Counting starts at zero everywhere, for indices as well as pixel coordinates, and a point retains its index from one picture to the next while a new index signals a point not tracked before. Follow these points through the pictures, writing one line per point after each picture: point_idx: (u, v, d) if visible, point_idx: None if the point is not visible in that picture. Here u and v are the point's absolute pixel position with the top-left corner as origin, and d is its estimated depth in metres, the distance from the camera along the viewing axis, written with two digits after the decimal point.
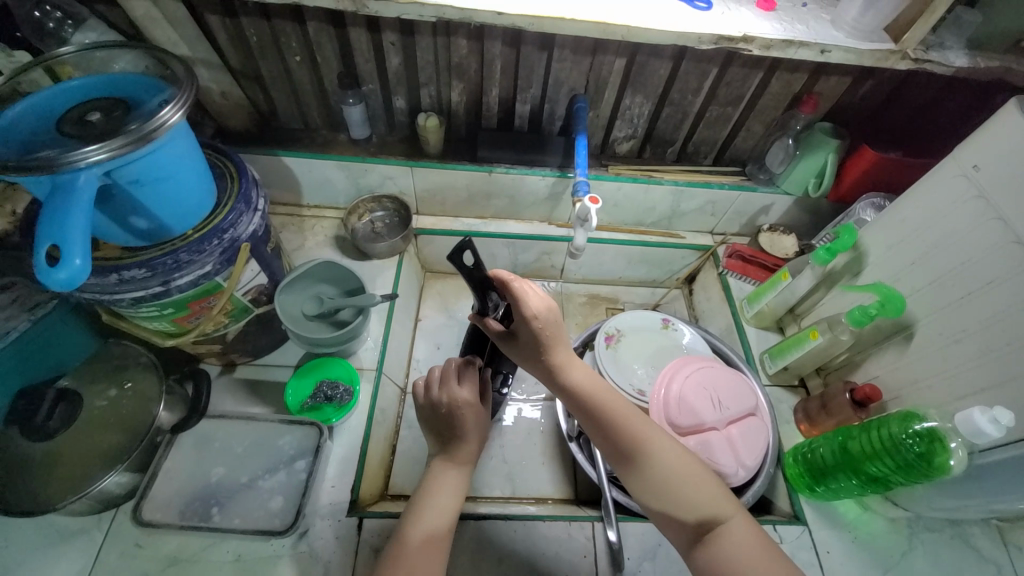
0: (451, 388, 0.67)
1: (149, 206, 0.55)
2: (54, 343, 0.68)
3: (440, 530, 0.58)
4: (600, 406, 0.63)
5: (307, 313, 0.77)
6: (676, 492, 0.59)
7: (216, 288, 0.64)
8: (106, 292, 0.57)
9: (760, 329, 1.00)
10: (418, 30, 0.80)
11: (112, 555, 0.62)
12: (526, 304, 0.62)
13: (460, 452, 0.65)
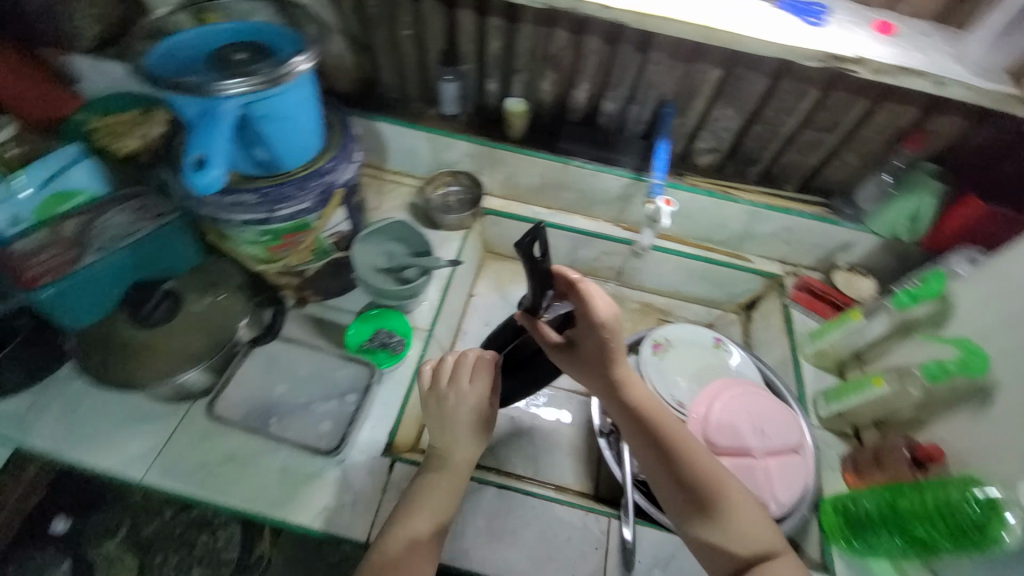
0: (462, 391, 0.65)
1: (269, 141, 0.62)
2: (166, 250, 0.76)
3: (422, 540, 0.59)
4: (664, 432, 0.61)
5: (378, 266, 0.82)
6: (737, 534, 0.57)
7: (308, 225, 0.70)
8: (221, 211, 0.65)
9: (819, 369, 0.95)
10: (522, 18, 0.84)
11: (180, 443, 0.70)
12: (596, 309, 0.60)
13: (452, 460, 0.64)
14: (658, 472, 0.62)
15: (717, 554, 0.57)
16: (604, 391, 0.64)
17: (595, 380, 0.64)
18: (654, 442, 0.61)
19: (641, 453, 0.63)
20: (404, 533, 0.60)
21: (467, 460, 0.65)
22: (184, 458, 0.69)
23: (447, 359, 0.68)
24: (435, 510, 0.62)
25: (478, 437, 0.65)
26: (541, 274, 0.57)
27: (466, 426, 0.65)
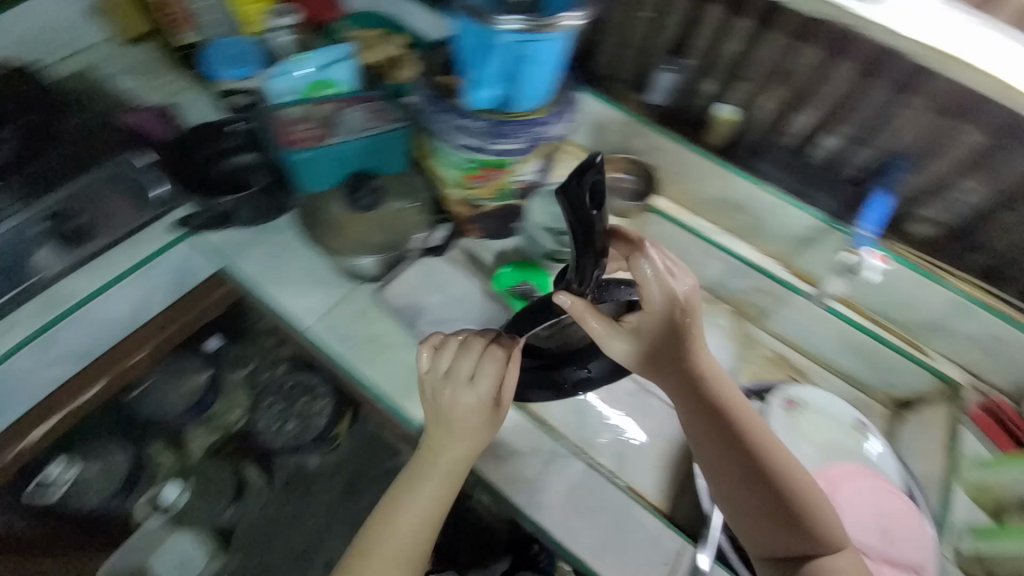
0: (461, 388, 0.70)
1: (509, 78, 0.67)
2: (389, 150, 0.86)
3: (416, 525, 0.70)
4: (749, 426, 0.68)
5: (544, 226, 0.86)
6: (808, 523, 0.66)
7: (507, 164, 0.78)
8: (448, 131, 0.75)
9: (974, 505, 0.84)
10: (775, 25, 0.81)
11: (342, 311, 0.83)
12: (674, 284, 0.64)
13: (444, 462, 0.71)
14: (733, 461, 0.68)
15: (780, 537, 0.66)
16: (681, 379, 0.68)
17: (656, 363, 0.67)
18: (733, 432, 0.68)
19: (714, 443, 0.69)
20: (402, 520, 0.70)
21: (452, 463, 0.71)
22: (342, 324, 0.82)
23: (451, 342, 0.74)
24: (427, 503, 0.71)
25: (468, 442, 0.71)
26: (594, 220, 0.57)
27: (459, 424, 0.71)
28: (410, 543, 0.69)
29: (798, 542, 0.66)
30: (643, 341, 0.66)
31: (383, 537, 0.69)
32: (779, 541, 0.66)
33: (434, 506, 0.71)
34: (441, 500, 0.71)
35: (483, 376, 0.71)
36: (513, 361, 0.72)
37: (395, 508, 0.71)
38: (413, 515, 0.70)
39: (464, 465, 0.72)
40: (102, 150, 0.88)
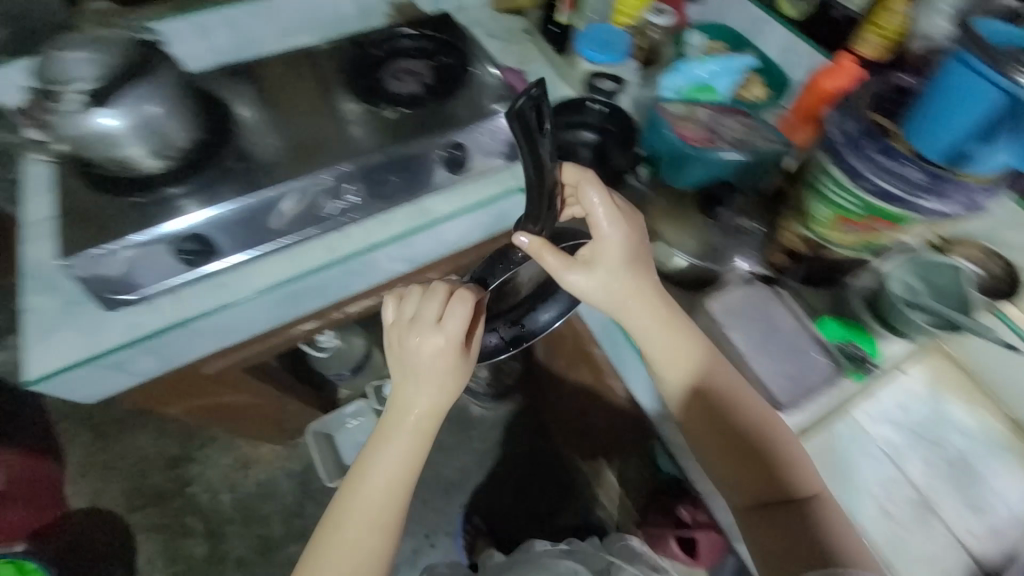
0: (431, 331, 0.74)
1: (981, 141, 0.59)
2: (755, 168, 0.80)
3: (395, 472, 0.79)
4: (734, 409, 0.72)
5: (899, 296, 0.76)
6: (795, 508, 0.70)
7: (903, 223, 0.69)
8: (869, 170, 0.66)
9: None
10: None
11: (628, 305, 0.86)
12: (609, 228, 0.73)
13: (413, 412, 0.79)
14: (720, 424, 0.72)
15: (773, 526, 0.71)
16: (678, 368, 0.73)
17: (606, 296, 0.73)
18: (722, 420, 0.72)
19: (721, 442, 0.73)
20: (379, 471, 0.79)
21: (423, 414, 0.79)
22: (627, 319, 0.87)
23: (411, 289, 0.80)
24: (399, 454, 0.80)
25: (435, 394, 0.78)
26: (542, 150, 0.63)
27: (425, 372, 0.77)
28: (387, 495, 0.79)
29: (796, 529, 0.70)
30: (602, 277, 0.73)
31: (362, 486, 0.79)
32: (773, 533, 0.71)
33: (406, 459, 0.80)
34: (414, 450, 0.80)
35: (450, 328, 0.74)
36: (479, 312, 0.76)
37: (372, 462, 0.80)
38: (386, 467, 0.79)
39: (433, 416, 0.80)
40: (461, 90, 0.93)
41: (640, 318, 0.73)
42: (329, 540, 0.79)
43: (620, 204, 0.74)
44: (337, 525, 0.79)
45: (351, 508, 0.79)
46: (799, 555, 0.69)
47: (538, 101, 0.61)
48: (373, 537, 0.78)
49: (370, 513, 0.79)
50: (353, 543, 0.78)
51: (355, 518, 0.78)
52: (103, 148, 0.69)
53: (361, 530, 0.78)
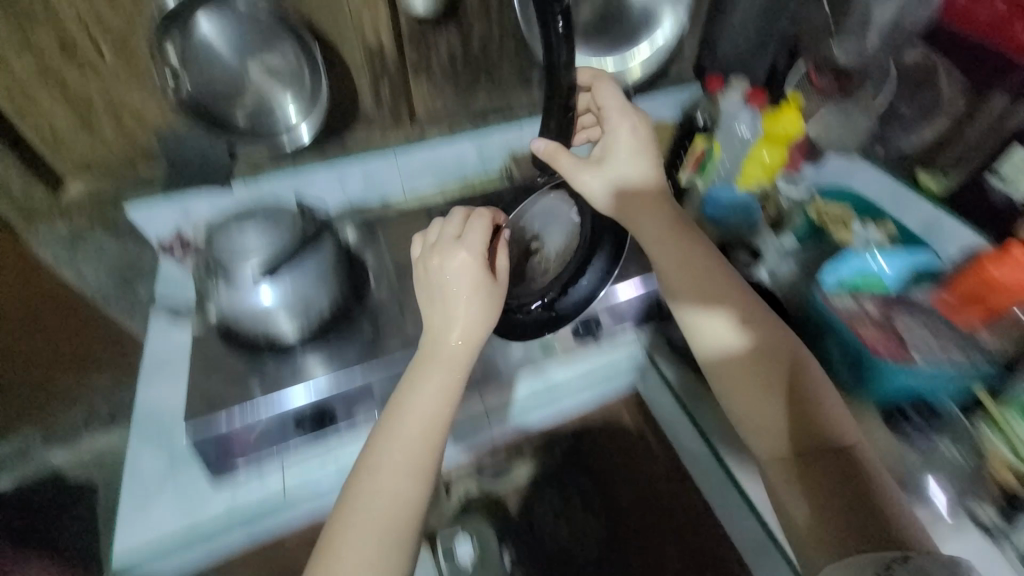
0: (449, 247, 0.70)
1: None
2: (955, 388, 0.71)
3: (429, 418, 0.67)
4: (750, 341, 0.71)
5: None
6: (829, 454, 0.64)
7: None
8: None
9: None
10: None
11: None
12: (625, 161, 0.77)
13: (450, 347, 0.69)
14: (744, 351, 0.71)
15: (816, 479, 0.64)
16: (716, 320, 0.72)
17: (618, 198, 0.75)
18: (751, 353, 0.70)
19: (745, 377, 0.70)
20: (411, 417, 0.67)
21: (461, 351, 0.69)
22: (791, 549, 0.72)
23: (434, 224, 0.75)
24: (435, 396, 0.67)
25: (468, 321, 0.69)
26: (559, 54, 0.73)
27: (456, 296, 0.69)
28: (422, 443, 0.66)
29: (836, 478, 0.63)
30: (613, 193, 0.75)
31: (393, 434, 0.66)
32: (811, 481, 0.63)
33: (441, 403, 0.67)
34: (450, 392, 0.68)
35: (469, 246, 0.70)
36: (500, 236, 0.75)
37: (403, 408, 0.67)
38: (417, 412, 0.67)
39: (466, 346, 0.70)
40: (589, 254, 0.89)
41: (665, 253, 0.74)
42: (349, 501, 0.63)
43: (637, 134, 0.78)
44: (357, 480, 0.64)
45: (378, 460, 0.65)
46: (842, 507, 0.60)
47: None
48: (398, 493, 0.63)
49: (397, 466, 0.64)
50: (379, 503, 0.63)
51: (381, 468, 0.64)
52: (257, 321, 0.71)
53: (388, 484, 0.64)
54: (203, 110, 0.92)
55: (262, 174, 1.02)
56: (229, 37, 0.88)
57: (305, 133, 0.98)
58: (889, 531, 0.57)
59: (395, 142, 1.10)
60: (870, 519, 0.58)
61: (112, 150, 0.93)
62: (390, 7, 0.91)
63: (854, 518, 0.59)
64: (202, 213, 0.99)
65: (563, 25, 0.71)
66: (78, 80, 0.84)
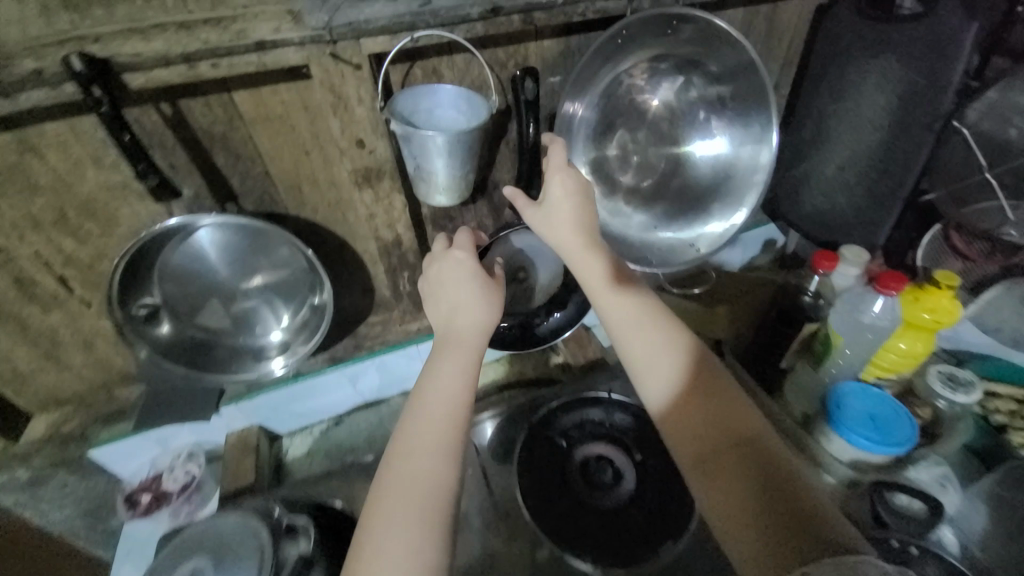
0: (444, 252, 0.66)
1: None
2: None
3: (454, 399, 0.57)
4: (659, 335, 0.60)
5: None
6: (747, 452, 0.51)
7: None
8: None
9: None
10: None
11: None
12: (552, 202, 0.64)
13: (459, 329, 0.62)
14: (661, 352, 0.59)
15: (733, 481, 0.49)
16: (636, 333, 0.60)
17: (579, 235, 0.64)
18: (677, 361, 0.58)
19: (663, 375, 0.58)
20: (434, 402, 0.56)
21: (476, 331, 0.62)
22: None
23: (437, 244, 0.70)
24: (459, 374, 0.58)
25: (477, 305, 0.63)
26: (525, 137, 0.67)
27: (456, 289, 0.64)
28: (452, 424, 0.55)
29: (763, 486, 0.48)
30: (564, 223, 0.63)
31: (417, 421, 0.55)
32: (727, 484, 0.49)
33: (463, 383, 0.58)
34: (469, 370, 0.59)
35: (462, 245, 0.66)
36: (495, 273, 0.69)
37: (424, 386, 0.58)
38: (441, 399, 0.56)
39: (480, 334, 0.62)
40: (679, 505, 0.69)
41: (598, 279, 0.62)
42: (382, 492, 0.51)
43: (569, 188, 0.63)
44: (391, 468, 0.53)
45: (409, 445, 0.54)
46: (751, 497, 0.47)
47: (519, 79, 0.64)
48: (434, 481, 0.52)
49: (428, 448, 0.53)
50: (417, 488, 0.51)
51: (413, 456, 0.53)
52: None
53: (421, 466, 0.52)
54: (188, 335, 0.73)
55: (256, 391, 0.81)
56: (207, 249, 0.69)
57: (312, 338, 0.75)
58: (818, 534, 0.42)
59: (419, 332, 0.90)
60: (796, 521, 0.44)
61: (84, 378, 0.78)
62: (409, 199, 0.76)
63: (788, 533, 0.43)
64: (184, 443, 0.82)
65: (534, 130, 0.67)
66: (39, 317, 0.69)
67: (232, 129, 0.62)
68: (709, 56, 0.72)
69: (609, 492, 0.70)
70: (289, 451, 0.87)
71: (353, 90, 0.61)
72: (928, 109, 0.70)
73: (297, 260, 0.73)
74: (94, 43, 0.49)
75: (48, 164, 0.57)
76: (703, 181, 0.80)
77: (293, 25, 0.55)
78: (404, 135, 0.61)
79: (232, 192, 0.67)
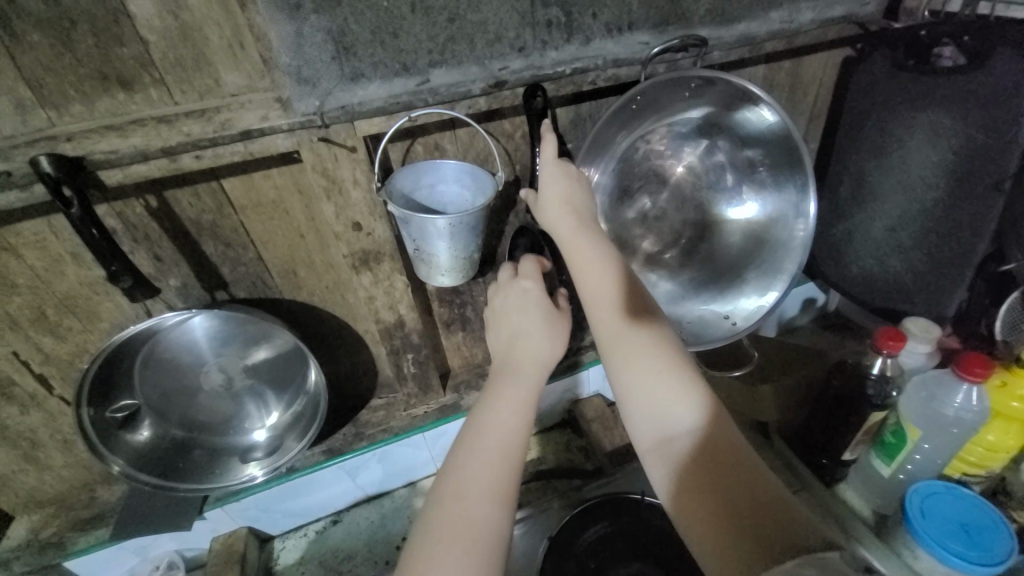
0: (508, 282, 0.60)
1: None
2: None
3: (513, 433, 0.48)
4: (629, 317, 0.50)
5: None
6: (714, 442, 0.42)
7: None
8: None
9: None
10: None
11: None
12: (544, 186, 0.57)
13: (519, 358, 0.54)
14: (625, 329, 0.49)
15: (698, 475, 0.41)
16: (600, 304, 0.51)
17: (566, 217, 0.55)
18: (643, 337, 0.48)
19: (632, 360, 0.48)
20: (488, 435, 0.47)
21: (536, 363, 0.54)
22: None
23: (499, 280, 0.62)
24: (517, 407, 0.49)
25: (539, 336, 0.55)
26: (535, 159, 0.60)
27: (519, 320, 0.57)
28: (512, 463, 0.46)
29: (728, 481, 0.40)
30: (553, 205, 0.56)
31: (471, 456, 0.46)
32: (689, 479, 0.41)
33: (521, 416, 0.49)
34: (530, 404, 0.50)
35: (529, 274, 0.60)
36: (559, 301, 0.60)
37: (477, 419, 0.49)
38: (497, 431, 0.48)
39: (539, 366, 0.54)
40: None
41: (580, 256, 0.53)
42: (428, 535, 0.41)
43: (559, 173, 0.57)
44: (439, 508, 0.43)
45: (464, 483, 0.44)
46: (726, 505, 0.39)
47: (534, 95, 0.57)
48: (487, 522, 0.42)
49: (480, 487, 0.44)
50: (467, 537, 0.41)
51: (465, 492, 0.43)
52: None
53: (473, 508, 0.42)
54: (169, 438, 0.67)
55: (241, 493, 0.73)
56: (193, 342, 0.64)
57: (306, 434, 0.68)
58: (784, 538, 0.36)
59: (425, 417, 0.80)
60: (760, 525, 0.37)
61: (64, 478, 0.72)
62: (411, 277, 0.69)
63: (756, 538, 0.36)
64: (165, 550, 0.75)
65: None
66: (16, 418, 0.64)
67: (221, 218, 0.58)
68: (733, 118, 0.66)
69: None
70: (280, 557, 0.78)
71: (347, 172, 0.57)
72: (993, 167, 0.62)
73: (288, 345, 0.67)
74: (67, 143, 0.46)
75: (27, 263, 0.54)
76: (733, 249, 0.73)
77: (282, 112, 0.51)
78: (402, 218, 0.56)
79: (222, 280, 0.63)
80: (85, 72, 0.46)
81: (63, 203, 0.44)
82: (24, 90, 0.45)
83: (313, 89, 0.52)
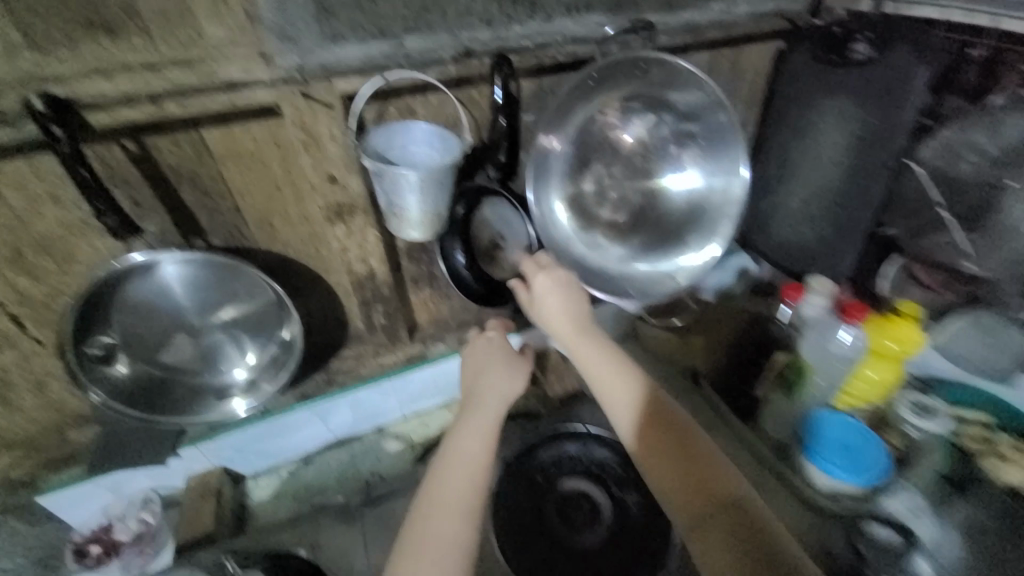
0: (475, 337, 0.71)
1: None
2: None
3: (477, 458, 0.58)
4: (600, 347, 0.66)
5: None
6: (671, 431, 0.59)
7: None
8: None
9: None
10: None
11: None
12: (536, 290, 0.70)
13: (482, 392, 0.64)
14: (598, 355, 0.65)
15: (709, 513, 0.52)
16: (581, 341, 0.67)
17: (563, 312, 0.68)
18: (611, 361, 0.64)
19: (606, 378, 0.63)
20: (457, 459, 0.57)
21: (497, 399, 0.63)
22: None
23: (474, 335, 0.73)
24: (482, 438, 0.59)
25: (500, 377, 0.65)
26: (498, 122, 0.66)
27: (483, 360, 0.67)
28: (476, 484, 0.56)
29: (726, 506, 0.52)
30: (558, 303, 0.68)
31: (445, 480, 0.55)
32: (692, 509, 0.53)
33: (484, 445, 0.59)
34: (491, 437, 0.60)
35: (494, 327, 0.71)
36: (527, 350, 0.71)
37: (448, 449, 0.59)
38: (465, 465, 0.57)
39: (500, 406, 0.63)
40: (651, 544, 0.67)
41: (575, 337, 0.67)
42: (411, 549, 0.51)
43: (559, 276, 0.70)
44: (419, 521, 0.53)
45: (439, 501, 0.54)
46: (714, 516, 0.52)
47: (496, 66, 0.63)
48: (457, 532, 0.52)
49: (452, 505, 0.54)
50: (442, 548, 0.51)
51: (438, 508, 0.54)
52: None
53: (448, 524, 0.53)
54: (146, 375, 0.70)
55: (219, 431, 0.77)
56: (168, 290, 0.67)
57: (282, 372, 0.74)
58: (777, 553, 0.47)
59: (393, 365, 0.87)
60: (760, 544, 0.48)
61: (32, 421, 0.73)
62: (382, 233, 0.75)
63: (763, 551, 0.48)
64: (138, 488, 0.79)
65: (505, 157, 0.73)
66: None
67: (200, 166, 0.61)
68: (673, 97, 0.75)
69: (590, 530, 0.69)
70: (254, 493, 0.84)
71: (324, 128, 0.62)
72: (885, 149, 0.75)
73: (264, 292, 0.71)
74: (58, 86, 0.51)
75: (6, 202, 0.56)
76: (676, 214, 0.82)
77: (266, 66, 0.57)
78: (377, 171, 0.61)
79: (200, 228, 0.66)
80: (74, 17, 0.49)
81: (51, 137, 0.49)
82: (11, 31, 0.47)
83: (294, 46, 0.57)
